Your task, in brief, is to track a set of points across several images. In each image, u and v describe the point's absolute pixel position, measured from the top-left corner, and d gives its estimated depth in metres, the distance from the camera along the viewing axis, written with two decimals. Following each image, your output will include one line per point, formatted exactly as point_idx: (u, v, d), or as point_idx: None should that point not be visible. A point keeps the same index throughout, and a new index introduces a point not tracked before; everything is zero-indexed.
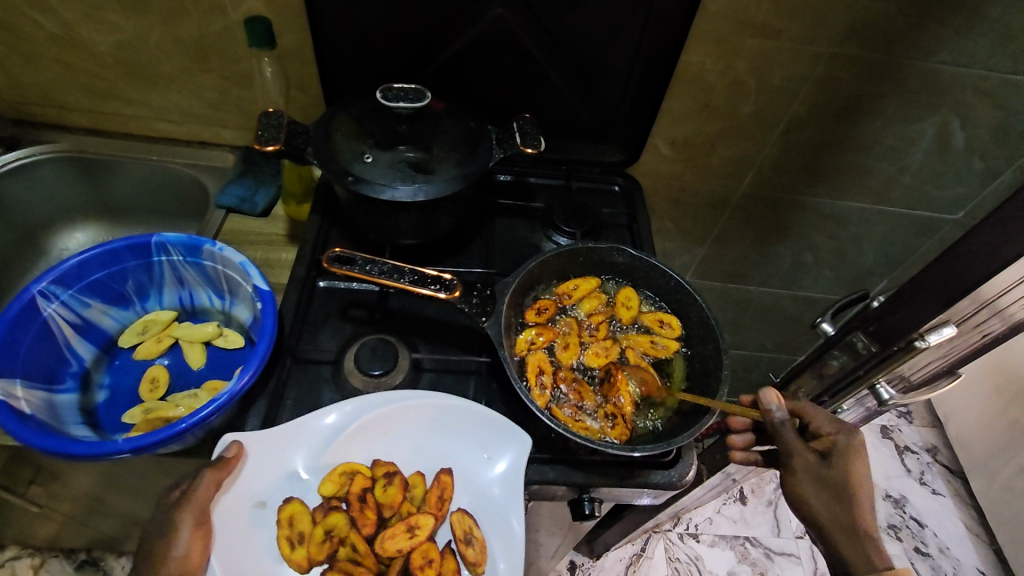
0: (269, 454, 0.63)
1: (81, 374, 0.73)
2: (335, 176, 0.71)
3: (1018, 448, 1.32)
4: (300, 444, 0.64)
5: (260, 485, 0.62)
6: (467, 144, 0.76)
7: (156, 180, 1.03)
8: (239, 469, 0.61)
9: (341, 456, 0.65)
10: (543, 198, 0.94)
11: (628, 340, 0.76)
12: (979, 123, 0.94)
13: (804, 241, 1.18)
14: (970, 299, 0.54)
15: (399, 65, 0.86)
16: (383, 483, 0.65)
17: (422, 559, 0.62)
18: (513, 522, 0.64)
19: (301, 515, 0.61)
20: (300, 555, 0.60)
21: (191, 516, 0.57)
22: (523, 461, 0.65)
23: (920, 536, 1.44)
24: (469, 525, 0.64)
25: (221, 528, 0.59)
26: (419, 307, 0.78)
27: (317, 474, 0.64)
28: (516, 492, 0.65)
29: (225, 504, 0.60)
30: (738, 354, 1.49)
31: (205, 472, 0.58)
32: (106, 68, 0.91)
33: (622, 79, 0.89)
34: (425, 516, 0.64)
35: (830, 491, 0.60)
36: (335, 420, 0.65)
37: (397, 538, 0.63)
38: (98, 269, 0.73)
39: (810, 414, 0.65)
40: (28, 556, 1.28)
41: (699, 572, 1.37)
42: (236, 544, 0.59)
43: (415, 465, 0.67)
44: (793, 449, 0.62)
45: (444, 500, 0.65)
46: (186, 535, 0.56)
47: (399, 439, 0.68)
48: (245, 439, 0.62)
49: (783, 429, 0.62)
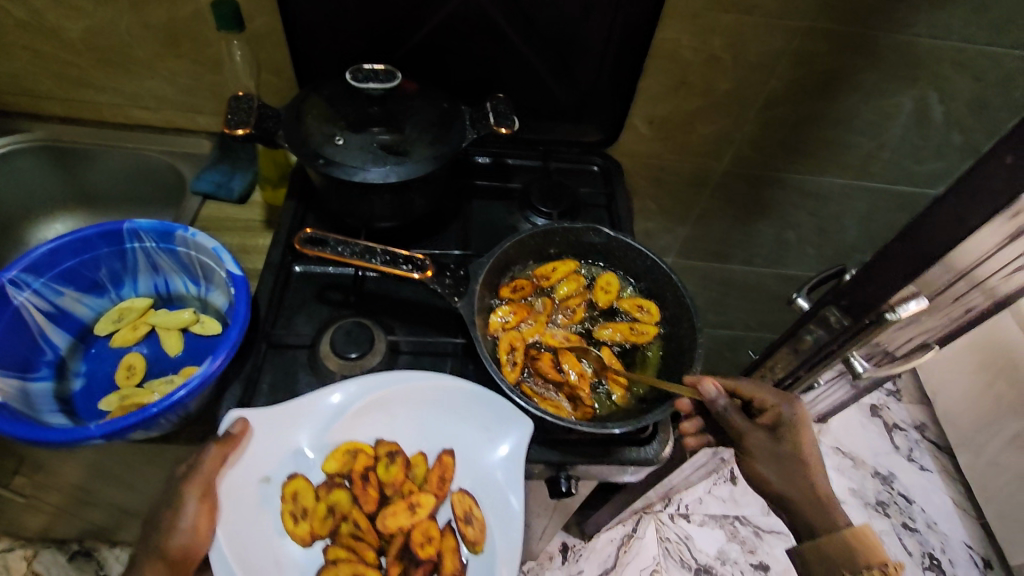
0: (274, 432, 0.63)
1: (57, 362, 0.73)
2: (305, 159, 0.70)
3: (1002, 421, 1.33)
4: (304, 424, 0.65)
5: (266, 461, 0.63)
6: (440, 125, 0.75)
7: (132, 168, 1.02)
8: (245, 446, 0.61)
9: (345, 435, 0.65)
10: (520, 179, 0.94)
11: (609, 328, 0.75)
12: (956, 96, 0.94)
13: (786, 219, 1.18)
14: (940, 268, 0.53)
15: (373, 46, 0.85)
16: (386, 462, 0.66)
17: (422, 537, 0.64)
18: (513, 503, 0.64)
19: (305, 492, 0.63)
20: (303, 529, 0.62)
21: (198, 490, 0.57)
22: (525, 445, 0.64)
23: (908, 511, 1.45)
24: (469, 505, 0.64)
25: (227, 501, 0.59)
26: (395, 290, 0.78)
27: (321, 451, 0.65)
28: (517, 474, 0.65)
29: (230, 479, 0.60)
30: (725, 334, 1.51)
31: (211, 447, 0.59)
32: (77, 55, 0.90)
33: (599, 57, 0.89)
34: (426, 496, 0.65)
35: (786, 465, 0.62)
36: (339, 400, 0.65)
37: (398, 515, 0.64)
38: (70, 257, 0.72)
39: (751, 390, 0.67)
40: (20, 548, 1.28)
41: (689, 551, 1.38)
42: (241, 518, 0.60)
43: (419, 445, 0.68)
44: (743, 431, 0.64)
45: (445, 480, 0.66)
46: (194, 507, 0.56)
47: (403, 419, 0.68)
48: (252, 416, 0.62)
49: (728, 414, 0.65)
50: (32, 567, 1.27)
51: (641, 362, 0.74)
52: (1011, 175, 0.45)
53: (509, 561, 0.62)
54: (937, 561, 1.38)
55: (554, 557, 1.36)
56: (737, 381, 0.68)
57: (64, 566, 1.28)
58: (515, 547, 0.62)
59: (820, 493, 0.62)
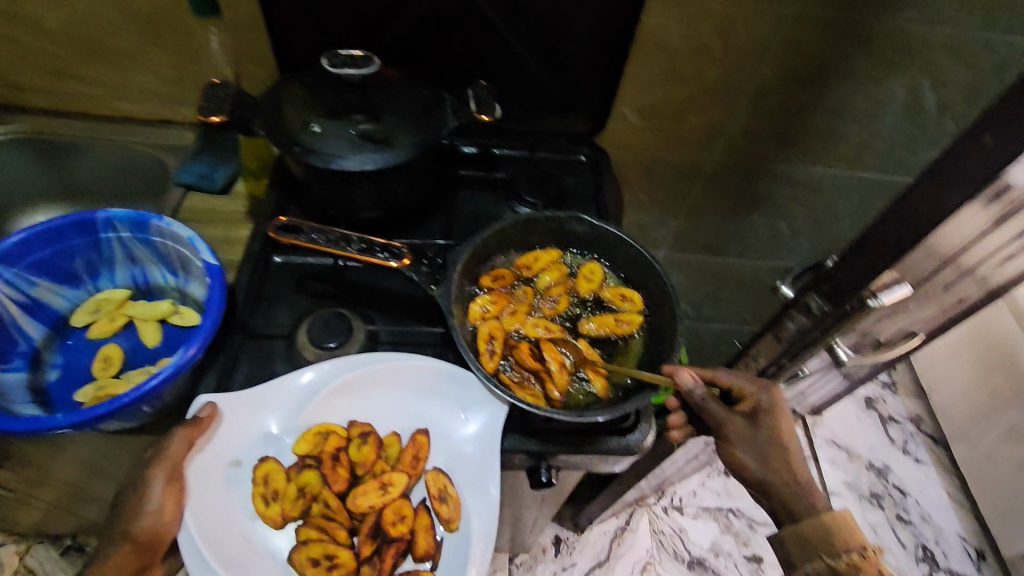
0: (243, 415, 0.63)
1: (31, 353, 0.73)
2: (282, 147, 0.68)
3: (998, 415, 1.29)
4: (274, 406, 0.64)
5: (236, 444, 0.62)
6: (421, 113, 0.73)
7: (119, 162, 1.00)
8: (214, 430, 0.61)
9: (316, 416, 0.65)
10: (507, 168, 0.92)
11: (595, 321, 0.74)
12: (949, 84, 0.90)
13: (779, 212, 1.16)
14: (919, 252, 0.54)
15: (356, 35, 0.84)
16: (358, 443, 0.65)
17: (393, 515, 0.64)
18: (489, 480, 0.64)
19: (276, 474, 0.62)
20: (275, 511, 0.62)
21: (164, 473, 0.57)
22: (499, 424, 0.65)
23: (902, 504, 1.42)
24: (443, 483, 0.64)
25: (196, 484, 0.59)
26: (377, 280, 0.77)
27: (293, 433, 0.64)
28: (488, 450, 0.65)
29: (198, 462, 0.60)
30: (721, 330, 1.49)
31: (179, 431, 0.59)
32: (58, 45, 0.87)
33: (585, 45, 0.87)
34: (398, 475, 0.64)
35: (765, 452, 0.63)
36: (310, 380, 0.65)
37: (369, 494, 0.63)
38: (43, 247, 0.72)
39: (729, 379, 0.67)
40: (13, 543, 1.24)
41: (682, 544, 1.36)
42: (210, 500, 0.59)
43: (392, 425, 0.68)
44: (722, 421, 0.64)
45: (418, 460, 0.65)
46: (160, 489, 0.57)
47: (377, 400, 0.68)
48: (220, 399, 0.62)
49: (704, 404, 0.64)
50: (26, 562, 1.23)
51: (623, 354, 0.73)
52: (990, 155, 0.44)
53: (484, 537, 0.62)
54: (930, 553, 1.36)
55: (547, 550, 1.33)
56: (714, 371, 0.67)
57: (56, 562, 1.23)
58: (489, 523, 0.62)
59: (801, 478, 0.62)
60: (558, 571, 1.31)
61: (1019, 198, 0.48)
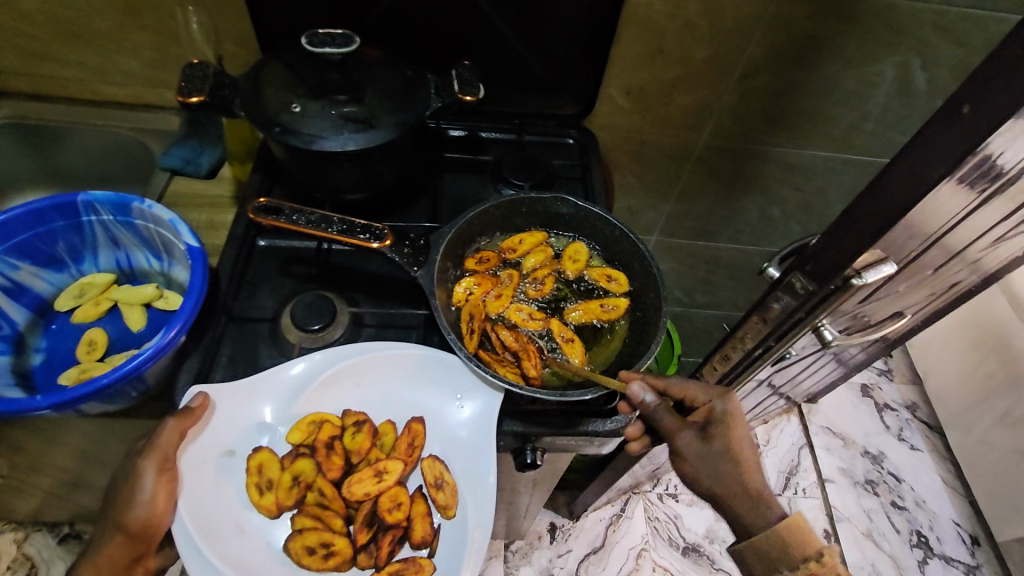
0: (236, 405, 0.62)
1: (15, 337, 0.73)
2: (261, 127, 0.67)
3: (992, 399, 1.26)
4: (268, 394, 0.64)
5: (228, 433, 0.61)
6: (402, 92, 0.72)
7: (104, 147, 1.00)
8: (206, 420, 0.61)
9: (310, 406, 0.65)
10: (494, 151, 0.92)
11: (580, 309, 0.74)
12: (941, 62, 0.93)
13: (769, 194, 1.16)
14: (900, 229, 0.53)
15: (338, 15, 0.83)
16: (352, 431, 0.65)
17: (389, 503, 0.64)
18: (485, 462, 0.64)
19: (270, 464, 0.62)
20: (269, 501, 0.61)
21: (155, 462, 0.56)
22: (495, 411, 0.65)
23: (897, 490, 1.40)
24: (440, 470, 0.64)
25: (188, 474, 0.58)
26: (360, 263, 0.77)
27: (287, 422, 0.64)
28: (484, 436, 0.65)
29: (191, 453, 0.59)
30: (713, 314, 1.49)
31: (170, 421, 0.58)
32: (37, 27, 0.86)
33: (571, 24, 0.86)
34: (394, 462, 0.64)
35: (718, 466, 0.62)
36: (301, 371, 0.65)
37: (364, 482, 0.63)
38: (23, 230, 0.71)
39: (683, 389, 0.66)
40: (10, 530, 1.24)
41: (677, 531, 1.34)
42: (204, 490, 0.59)
43: (387, 414, 0.67)
44: (675, 432, 0.63)
45: (414, 448, 0.65)
46: (152, 480, 0.55)
47: (371, 389, 0.67)
48: (212, 390, 0.61)
49: (657, 413, 0.63)
50: (24, 550, 1.22)
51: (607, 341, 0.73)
52: (969, 126, 0.43)
53: (482, 524, 0.62)
54: (925, 539, 1.34)
55: (542, 537, 1.31)
56: (667, 381, 0.66)
57: (54, 549, 1.23)
58: (486, 511, 0.62)
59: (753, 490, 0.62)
60: (555, 557, 1.29)
61: (996, 170, 0.48)
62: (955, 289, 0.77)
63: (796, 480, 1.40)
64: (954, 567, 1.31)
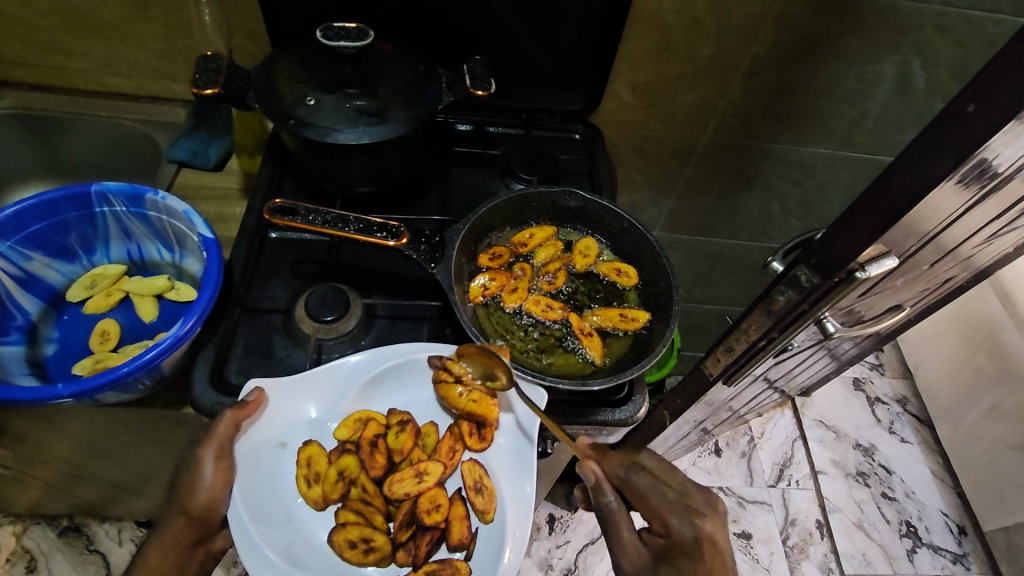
0: (286, 400, 0.63)
1: (28, 327, 0.74)
2: (277, 118, 0.68)
3: (981, 392, 1.29)
4: (317, 391, 0.65)
5: (281, 427, 0.63)
6: (415, 86, 0.73)
7: (106, 138, 0.98)
8: (260, 412, 0.61)
9: (357, 404, 0.66)
10: (501, 146, 0.93)
11: (597, 314, 0.75)
12: (940, 63, 0.95)
13: (771, 190, 1.18)
14: (900, 226, 0.54)
15: (346, 9, 0.83)
16: (396, 430, 0.66)
17: (429, 504, 0.65)
18: (528, 463, 0.64)
19: (318, 457, 0.63)
20: (316, 493, 0.62)
21: (212, 451, 0.57)
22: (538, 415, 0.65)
23: (887, 482, 1.43)
24: (480, 474, 0.65)
25: (242, 462, 0.59)
26: (371, 257, 0.78)
27: (334, 418, 0.65)
28: (526, 441, 0.65)
29: (245, 444, 0.60)
30: (711, 309, 1.52)
31: (228, 412, 0.58)
32: (43, 17, 0.85)
33: (579, 20, 0.87)
34: (434, 464, 0.65)
35: None
36: (350, 367, 0.66)
37: (405, 482, 0.65)
38: (37, 220, 0.72)
39: (652, 498, 0.65)
40: (8, 523, 1.23)
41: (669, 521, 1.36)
42: (255, 480, 0.60)
43: (430, 415, 0.69)
44: (625, 538, 0.63)
45: (455, 450, 0.66)
46: (210, 467, 0.57)
47: (416, 389, 0.69)
48: (267, 384, 0.62)
49: (612, 513, 0.64)
50: (22, 543, 1.21)
51: (614, 346, 0.74)
52: (971, 127, 0.45)
53: (517, 531, 0.62)
54: (914, 529, 1.38)
55: (541, 528, 1.30)
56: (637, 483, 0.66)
57: (54, 541, 1.22)
58: (523, 518, 0.62)
59: None
60: (553, 548, 1.28)
61: (993, 169, 0.49)
62: (950, 284, 0.80)
63: (789, 472, 1.42)
64: (942, 556, 1.35)
